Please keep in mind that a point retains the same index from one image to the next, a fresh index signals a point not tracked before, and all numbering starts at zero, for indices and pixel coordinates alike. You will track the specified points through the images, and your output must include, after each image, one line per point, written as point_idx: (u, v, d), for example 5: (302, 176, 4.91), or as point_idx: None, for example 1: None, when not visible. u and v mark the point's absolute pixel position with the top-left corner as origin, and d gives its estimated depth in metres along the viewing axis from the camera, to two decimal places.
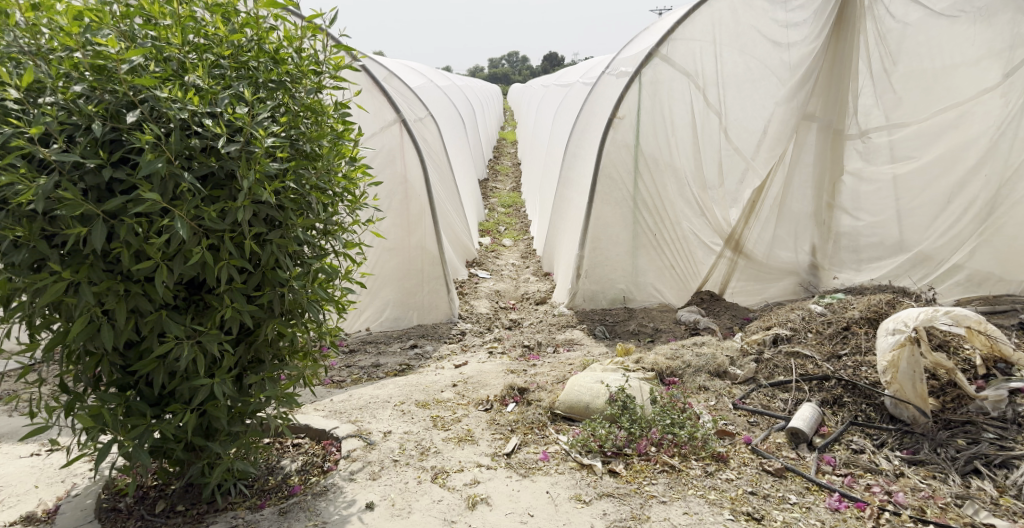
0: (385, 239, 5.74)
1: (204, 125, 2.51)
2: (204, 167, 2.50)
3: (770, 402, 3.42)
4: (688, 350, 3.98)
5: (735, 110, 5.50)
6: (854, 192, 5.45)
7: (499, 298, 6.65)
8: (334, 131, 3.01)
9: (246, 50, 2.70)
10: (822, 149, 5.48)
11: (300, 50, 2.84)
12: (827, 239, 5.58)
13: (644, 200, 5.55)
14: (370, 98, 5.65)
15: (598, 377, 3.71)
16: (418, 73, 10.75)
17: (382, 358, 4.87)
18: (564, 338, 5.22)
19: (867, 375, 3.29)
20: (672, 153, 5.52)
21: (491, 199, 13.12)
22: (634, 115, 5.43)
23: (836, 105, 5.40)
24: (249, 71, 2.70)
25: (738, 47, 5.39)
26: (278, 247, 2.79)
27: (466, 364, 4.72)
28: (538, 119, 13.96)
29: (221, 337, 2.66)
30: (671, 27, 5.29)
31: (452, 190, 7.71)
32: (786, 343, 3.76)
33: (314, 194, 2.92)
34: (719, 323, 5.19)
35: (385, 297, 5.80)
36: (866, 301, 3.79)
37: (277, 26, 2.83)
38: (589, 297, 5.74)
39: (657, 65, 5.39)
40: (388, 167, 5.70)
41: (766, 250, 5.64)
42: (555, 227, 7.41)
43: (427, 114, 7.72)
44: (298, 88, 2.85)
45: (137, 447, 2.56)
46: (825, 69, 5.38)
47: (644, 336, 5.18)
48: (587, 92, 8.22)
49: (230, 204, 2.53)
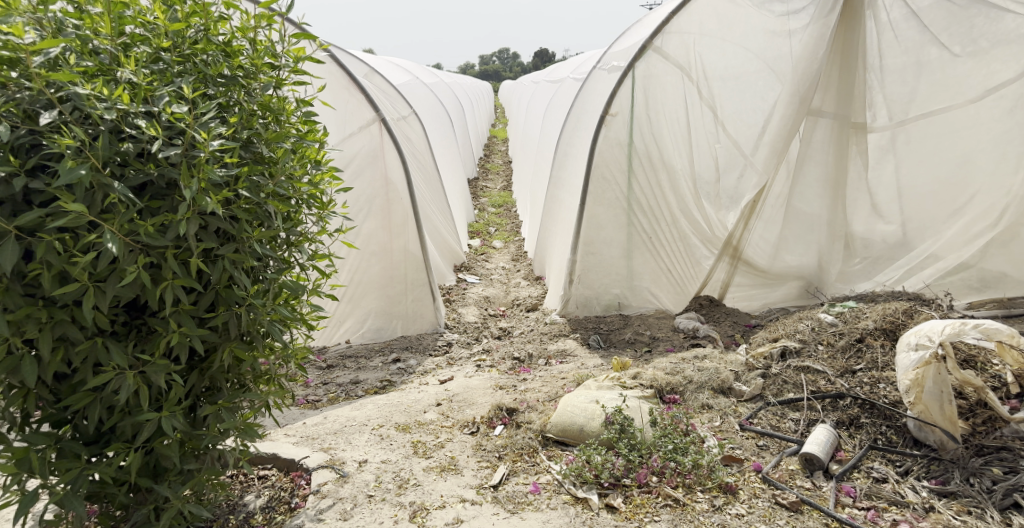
0: (365, 246, 5.43)
1: (138, 127, 2.22)
2: (141, 175, 2.22)
3: (780, 422, 3.13)
4: (689, 365, 3.69)
5: (732, 106, 5.20)
6: (861, 189, 5.09)
7: (488, 305, 6.36)
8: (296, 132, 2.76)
9: (191, 42, 2.45)
10: (830, 147, 5.05)
11: (254, 41, 2.59)
12: (834, 241, 5.18)
13: (639, 202, 5.29)
14: (348, 97, 5.34)
15: (592, 396, 3.41)
16: (402, 71, 10.43)
17: (362, 374, 4.58)
18: (557, 349, 4.93)
19: (886, 393, 3.02)
20: (666, 151, 5.24)
21: (482, 198, 12.81)
22: (628, 111, 5.16)
23: (847, 100, 4.97)
24: (194, 65, 2.43)
25: (735, 39, 5.09)
26: (231, 263, 2.51)
27: (451, 380, 4.42)
28: (528, 116, 13.65)
29: (168, 366, 2.36)
30: (666, 18, 5.01)
31: (439, 192, 7.43)
32: (795, 357, 3.47)
33: (274, 204, 2.63)
34: (719, 330, 4.89)
35: (367, 307, 5.50)
36: (881, 310, 3.51)
37: (229, 16, 2.58)
38: (582, 304, 5.48)
39: (651, 58, 5.11)
40: (368, 169, 5.39)
41: (768, 254, 5.29)
42: (546, 229, 7.15)
43: (410, 112, 7.41)
44: (252, 84, 2.59)
45: (69, 493, 2.24)
46: (834, 59, 4.94)
47: (641, 345, 4.89)
48: (578, 88, 7.95)
49: (171, 217, 2.25)
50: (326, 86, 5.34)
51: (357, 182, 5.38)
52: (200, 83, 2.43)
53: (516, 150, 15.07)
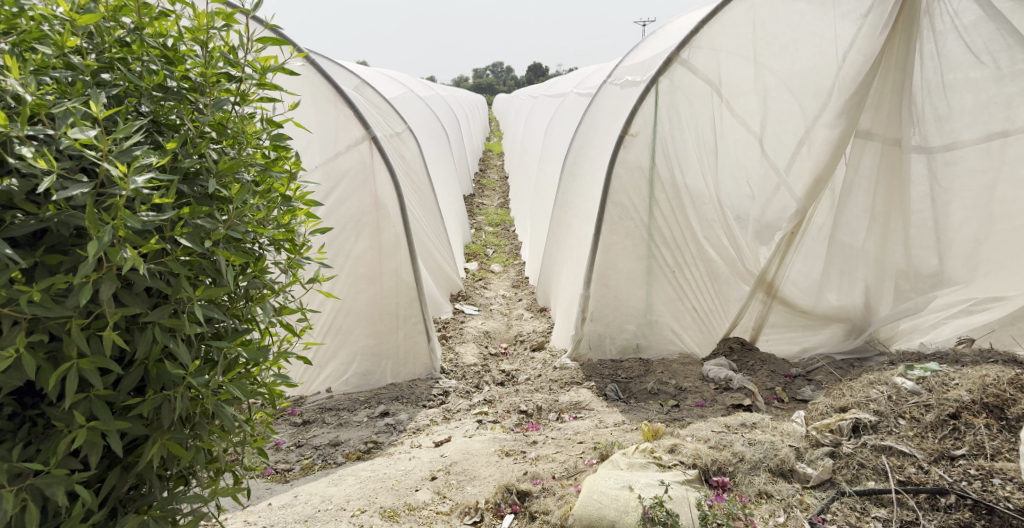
0: (352, 280, 4.80)
1: (24, 155, 1.71)
2: (32, 222, 1.70)
3: (860, 519, 2.48)
4: (738, 437, 3.06)
5: (766, 125, 4.56)
6: (917, 220, 4.34)
7: (488, 343, 5.75)
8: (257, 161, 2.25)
9: (121, 46, 2.04)
10: (880, 175, 4.40)
11: (207, 46, 2.16)
12: (883, 279, 4.49)
13: (661, 232, 4.71)
14: (333, 112, 4.71)
15: (622, 478, 2.76)
16: (396, 84, 9.84)
17: (343, 434, 3.94)
18: (570, 402, 4.30)
19: (1002, 493, 2.41)
20: (693, 176, 4.64)
21: (479, 216, 12.21)
22: (650, 131, 4.59)
23: (896, 122, 4.33)
24: (121, 74, 2.00)
25: (775, 51, 4.45)
26: (164, 330, 1.94)
27: (449, 442, 3.79)
28: (527, 131, 13.09)
29: (70, 476, 1.79)
30: (697, 27, 4.41)
31: (434, 214, 6.86)
32: (870, 434, 2.87)
33: (230, 257, 2.06)
34: (756, 381, 4.26)
35: (352, 347, 4.84)
36: (976, 378, 2.95)
37: (178, 15, 2.17)
38: (595, 345, 4.89)
39: (677, 71, 4.52)
40: (355, 194, 4.76)
41: (808, 292, 4.66)
42: (551, 255, 6.55)
43: (403, 129, 6.82)
44: (199, 98, 2.14)
45: None
46: (885, 74, 4.30)
47: (666, 398, 4.28)
48: (585, 104, 7.42)
49: (73, 278, 1.69)
50: (308, 101, 4.71)
51: (344, 209, 4.76)
52: (129, 98, 2.01)
53: (513, 166, 14.50)
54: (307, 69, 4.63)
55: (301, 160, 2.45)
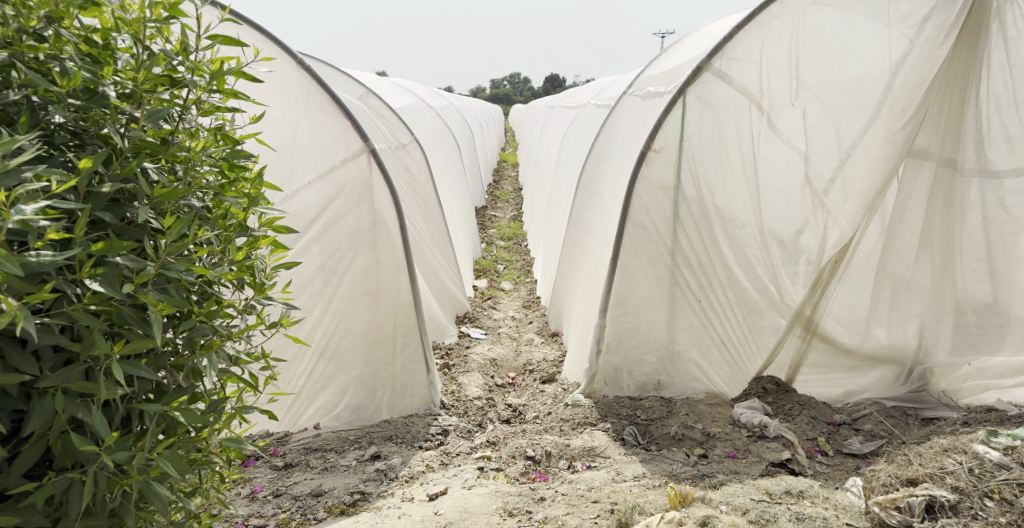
0: (345, 305, 4.36)
1: None
2: None
3: None
4: (785, 510, 2.59)
5: (808, 142, 4.08)
6: (981, 253, 3.86)
7: (494, 372, 5.31)
8: (206, 186, 1.86)
9: (33, 40, 1.59)
10: (938, 201, 3.93)
11: (143, 43, 1.72)
12: (941, 317, 3.98)
13: (687, 258, 4.26)
14: (321, 123, 4.28)
15: None
16: (406, 92, 9.46)
17: (329, 482, 3.49)
18: (583, 447, 3.84)
19: None
20: (725, 197, 4.18)
21: (489, 229, 11.79)
22: (676, 146, 4.14)
23: (954, 138, 3.86)
24: (27, 76, 1.56)
25: (822, 60, 3.97)
26: (68, 400, 1.48)
27: (446, 495, 3.33)
28: (541, 141, 12.67)
29: None
30: (731, 33, 3.94)
31: (440, 231, 6.43)
32: (949, 516, 2.42)
33: (161, 306, 1.62)
34: (795, 429, 3.78)
35: (343, 379, 4.38)
36: None
37: (108, 7, 1.73)
38: (611, 380, 4.45)
39: (708, 82, 4.06)
40: (350, 211, 4.34)
41: (852, 328, 4.17)
42: (564, 277, 6.12)
43: (410, 141, 6.41)
44: (131, 108, 1.70)
45: None
46: (947, 88, 3.84)
47: (691, 446, 3.81)
48: (603, 116, 7.02)
49: None
50: (301, 110, 4.27)
51: (336, 228, 4.32)
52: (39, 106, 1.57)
53: (526, 178, 14.07)
54: (274, 75, 4.18)
55: (263, 180, 2.03)
